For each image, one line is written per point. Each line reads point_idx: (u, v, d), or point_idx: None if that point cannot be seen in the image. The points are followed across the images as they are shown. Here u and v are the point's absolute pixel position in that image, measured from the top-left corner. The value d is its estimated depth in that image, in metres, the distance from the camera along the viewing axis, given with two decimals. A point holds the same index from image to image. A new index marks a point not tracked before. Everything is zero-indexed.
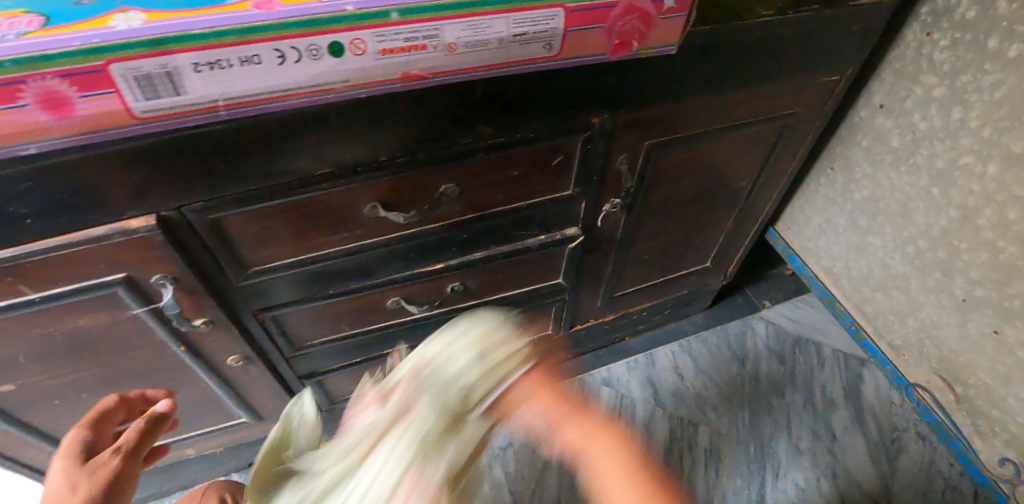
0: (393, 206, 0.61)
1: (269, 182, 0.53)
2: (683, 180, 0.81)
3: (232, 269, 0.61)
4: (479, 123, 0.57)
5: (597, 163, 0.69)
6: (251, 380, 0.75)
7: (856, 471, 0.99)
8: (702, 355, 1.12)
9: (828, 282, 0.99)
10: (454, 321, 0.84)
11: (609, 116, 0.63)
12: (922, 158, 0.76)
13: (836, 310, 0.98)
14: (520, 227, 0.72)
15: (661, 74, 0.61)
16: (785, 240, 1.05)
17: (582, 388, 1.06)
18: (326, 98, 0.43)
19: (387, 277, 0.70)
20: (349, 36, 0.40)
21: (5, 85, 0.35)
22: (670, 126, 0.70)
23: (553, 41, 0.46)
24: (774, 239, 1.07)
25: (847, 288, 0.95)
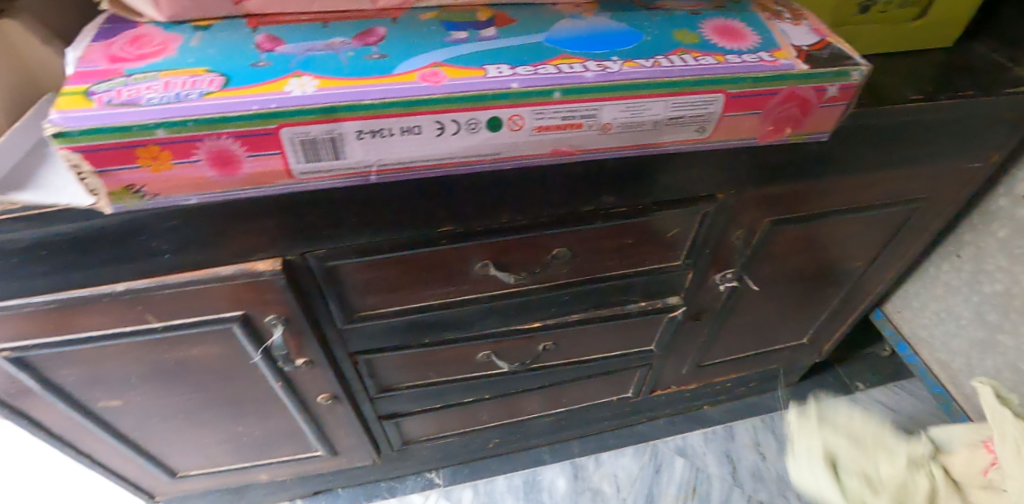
0: (505, 265, 0.60)
1: (392, 237, 0.53)
2: (798, 257, 0.76)
3: (339, 314, 0.61)
4: (605, 194, 0.55)
5: (713, 237, 0.66)
6: (334, 418, 0.75)
7: None
8: (787, 434, 1.04)
9: (943, 378, 0.91)
10: (538, 377, 0.82)
11: (735, 192, 0.60)
12: None
13: (952, 410, 0.92)
14: (622, 293, 0.69)
15: (797, 156, 0.58)
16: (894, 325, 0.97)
17: (655, 456, 1.00)
18: (472, 167, 0.43)
19: (483, 331, 0.69)
20: (510, 112, 0.39)
21: (184, 143, 0.36)
22: (794, 205, 0.66)
23: (707, 124, 0.44)
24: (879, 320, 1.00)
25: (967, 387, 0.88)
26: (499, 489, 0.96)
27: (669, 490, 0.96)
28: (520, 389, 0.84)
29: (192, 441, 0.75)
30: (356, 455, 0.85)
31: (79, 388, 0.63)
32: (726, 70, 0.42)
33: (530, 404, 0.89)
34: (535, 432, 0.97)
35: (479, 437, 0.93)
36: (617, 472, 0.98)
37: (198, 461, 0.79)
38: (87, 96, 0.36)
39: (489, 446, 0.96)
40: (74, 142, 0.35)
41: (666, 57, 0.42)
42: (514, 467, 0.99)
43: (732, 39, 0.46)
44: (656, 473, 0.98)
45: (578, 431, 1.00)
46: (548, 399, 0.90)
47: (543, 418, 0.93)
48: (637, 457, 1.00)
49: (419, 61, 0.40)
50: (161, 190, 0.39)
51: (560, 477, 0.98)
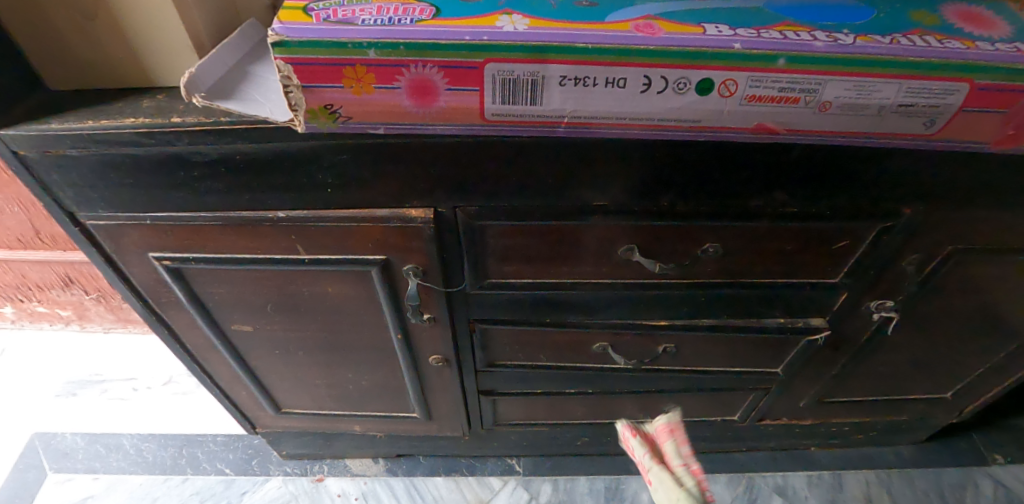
0: (648, 253, 0.57)
1: (543, 202, 0.52)
2: (971, 296, 0.65)
3: (471, 277, 0.60)
4: (778, 189, 0.50)
5: (882, 258, 0.59)
6: (440, 382, 0.76)
7: None
8: (905, 496, 0.92)
9: None
10: (646, 381, 0.77)
11: (925, 209, 0.53)
12: None
13: None
14: (763, 304, 0.64)
15: (1012, 177, 0.50)
16: None
17: (750, 489, 0.93)
18: (662, 133, 0.40)
19: (605, 321, 0.66)
20: (724, 75, 0.36)
21: (390, 67, 0.36)
22: (988, 236, 0.57)
23: (938, 118, 0.39)
24: None
25: None
26: (580, 490, 0.93)
27: None
28: (623, 391, 0.80)
29: (305, 379, 0.78)
30: (449, 424, 0.85)
31: (219, 309, 0.67)
32: (982, 56, 0.36)
33: (630, 408, 0.85)
34: None
35: (568, 432, 0.91)
36: None
37: (305, 399, 0.83)
38: (306, 11, 0.37)
39: (576, 444, 0.93)
40: (291, 53, 0.35)
41: (906, 36, 0.37)
42: (597, 470, 0.95)
43: (980, 24, 0.39)
44: None
45: None
46: (647, 408, 0.85)
47: None
48: (730, 487, 0.93)
49: (631, 13, 0.37)
50: (355, 114, 0.39)
51: (644, 490, 0.93)
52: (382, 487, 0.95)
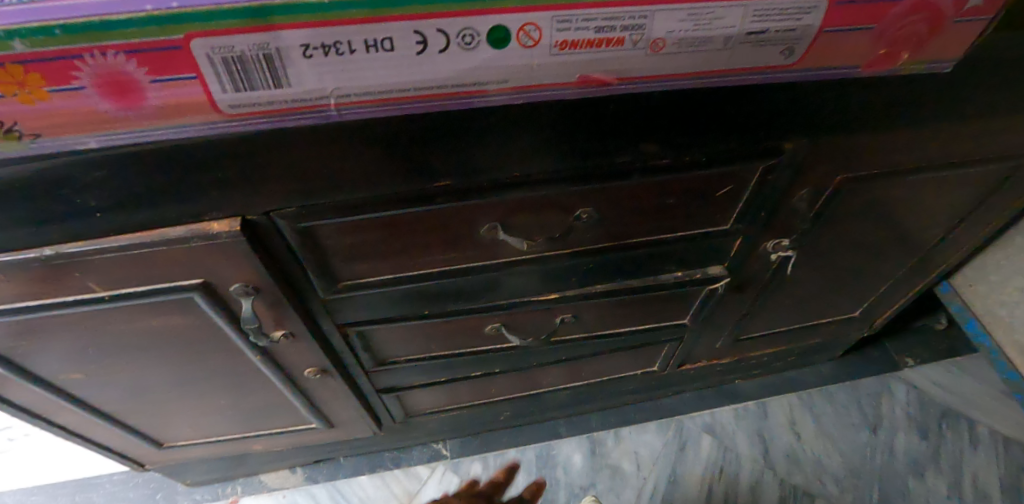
0: (515, 229, 0.50)
1: (375, 192, 0.43)
2: (867, 221, 0.62)
3: (321, 283, 0.51)
4: (643, 140, 0.43)
5: (772, 198, 0.53)
6: (329, 392, 0.68)
7: None
8: (826, 413, 0.94)
9: (1016, 361, 0.78)
10: (554, 352, 0.72)
11: (807, 141, 0.48)
12: None
13: None
14: (656, 262, 0.58)
15: (891, 96, 0.44)
16: (962, 301, 0.82)
17: (680, 432, 0.92)
18: (466, 100, 0.31)
19: (491, 303, 0.59)
20: (520, 20, 0.27)
21: (56, 60, 0.26)
22: (876, 160, 0.53)
23: (798, 44, 0.32)
24: (945, 295, 0.85)
25: None
26: (511, 464, 0.89)
27: (694, 470, 0.88)
28: (533, 364, 0.75)
29: (176, 411, 0.69)
30: (356, 427, 0.79)
31: (32, 359, 0.56)
32: None
33: (547, 378, 0.80)
34: (550, 406, 0.88)
35: (489, 410, 0.86)
36: (638, 448, 0.90)
37: (185, 429, 0.73)
38: None
39: (500, 419, 0.89)
40: None
41: None
42: (527, 440, 0.92)
43: None
44: (681, 451, 0.90)
45: (599, 404, 0.91)
46: (565, 374, 0.80)
47: (560, 392, 0.85)
48: (661, 433, 0.92)
49: None
50: (42, 128, 0.29)
51: (576, 452, 0.90)
52: (303, 497, 0.88)
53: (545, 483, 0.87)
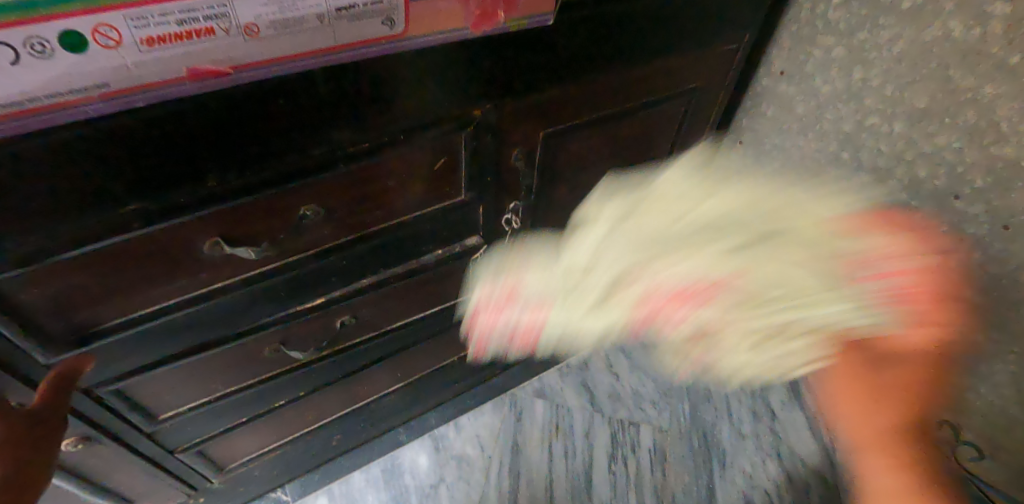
0: (244, 239, 0.50)
1: (54, 233, 0.41)
2: (590, 170, 0.72)
3: (34, 347, 0.47)
4: (330, 128, 0.46)
5: (490, 162, 0.60)
6: (104, 462, 0.62)
7: (798, 445, 0.94)
8: (636, 349, 1.05)
9: None
10: (356, 358, 0.73)
11: (492, 106, 0.54)
12: (828, 122, 0.72)
13: None
14: (411, 245, 0.62)
15: (543, 56, 0.53)
16: None
17: (515, 405, 0.97)
18: (79, 108, 0.35)
19: (257, 323, 0.59)
20: (90, 23, 0.32)
21: None
22: (567, 114, 0.61)
23: (392, 14, 0.41)
24: None
25: None
26: (356, 486, 0.87)
27: (533, 435, 0.93)
28: (341, 377, 0.75)
29: None
30: (160, 494, 0.72)
31: None
32: None
33: (366, 387, 0.80)
34: (382, 416, 0.88)
35: (317, 438, 0.83)
36: (479, 431, 0.93)
37: None
38: None
39: (334, 444, 0.87)
40: None
41: None
42: (370, 458, 0.91)
43: None
44: (518, 421, 0.95)
45: (432, 400, 0.93)
46: (382, 379, 0.81)
47: (385, 399, 0.85)
48: (497, 411, 0.96)
49: None
50: None
51: (421, 454, 0.91)
52: None
53: (395, 494, 0.87)
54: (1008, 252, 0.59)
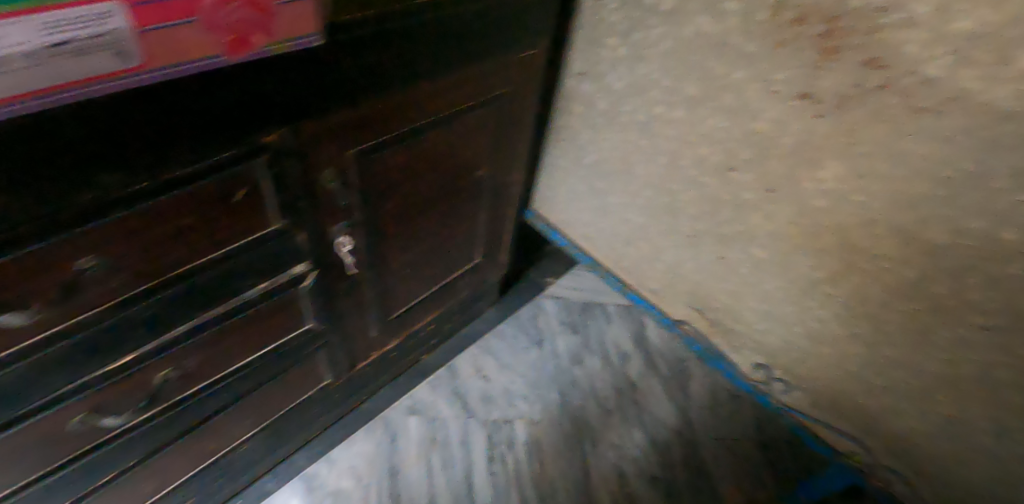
0: (8, 305, 0.45)
1: None
2: (414, 182, 0.74)
3: None
4: (92, 171, 0.43)
5: (300, 187, 0.59)
6: None
7: (657, 410, 1.02)
8: (502, 348, 1.08)
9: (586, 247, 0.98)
10: (192, 413, 0.67)
11: (287, 130, 0.54)
12: (627, 115, 0.79)
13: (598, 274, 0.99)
14: (228, 282, 0.59)
15: (332, 76, 0.53)
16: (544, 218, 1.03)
17: (388, 426, 0.95)
18: None
19: (50, 396, 0.52)
20: None
21: None
22: (374, 130, 0.62)
23: (121, 46, 0.39)
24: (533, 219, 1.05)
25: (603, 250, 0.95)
26: None
27: (410, 452, 0.92)
28: (178, 436, 0.68)
29: None
30: None
31: None
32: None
33: (214, 443, 0.74)
34: (241, 467, 0.82)
35: None
36: (353, 462, 0.90)
37: None
38: None
39: None
40: None
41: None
42: None
43: None
44: (393, 442, 0.93)
45: (297, 439, 0.89)
46: (233, 429, 0.76)
47: (241, 449, 0.80)
48: (371, 436, 0.93)
49: None
50: None
51: (292, 498, 0.86)
52: None
53: None
54: (773, 212, 0.70)
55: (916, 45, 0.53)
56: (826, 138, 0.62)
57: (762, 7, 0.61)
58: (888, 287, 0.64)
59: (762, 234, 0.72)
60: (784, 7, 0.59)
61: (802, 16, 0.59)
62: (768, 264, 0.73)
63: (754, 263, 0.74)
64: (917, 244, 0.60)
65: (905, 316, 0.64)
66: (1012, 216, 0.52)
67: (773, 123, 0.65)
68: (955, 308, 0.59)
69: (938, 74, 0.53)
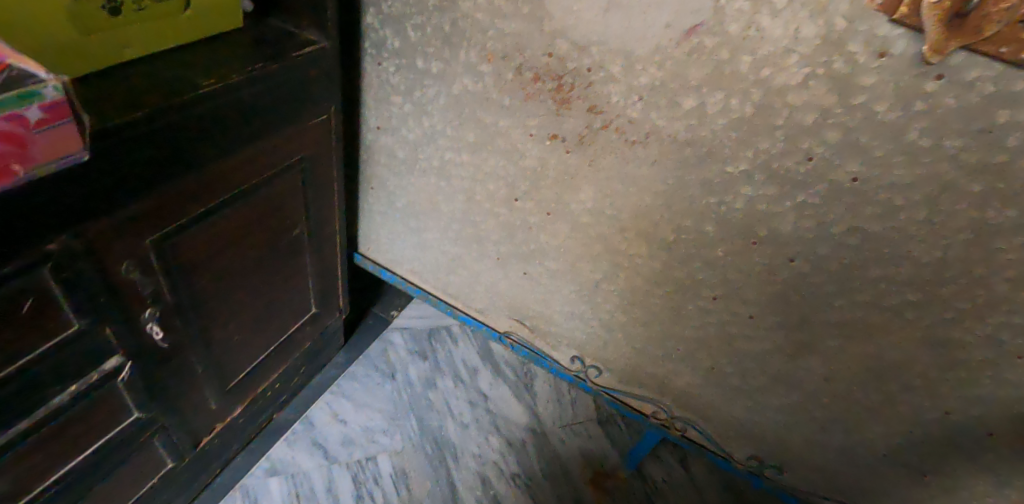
0: None
1: None
2: (224, 254, 0.77)
3: None
4: None
5: (94, 284, 0.61)
6: None
7: (508, 413, 1.14)
8: (356, 389, 1.12)
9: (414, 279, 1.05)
10: None
11: (68, 235, 0.56)
12: (422, 162, 0.89)
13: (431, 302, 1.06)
14: (29, 393, 0.59)
15: (108, 177, 0.56)
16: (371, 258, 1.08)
17: (247, 493, 0.95)
18: None
19: None
20: None
21: None
22: (167, 216, 0.66)
23: None
24: (363, 262, 1.09)
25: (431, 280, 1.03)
26: None
27: None
28: None
29: None
30: None
31: None
32: None
33: None
34: None
35: None
36: None
37: None
38: None
39: None
40: None
41: None
42: None
43: None
44: None
45: None
46: None
47: None
48: None
49: None
50: None
51: None
52: None
53: None
54: (554, 231, 0.83)
55: (617, 95, 0.69)
56: (578, 169, 0.76)
57: (507, 69, 0.74)
58: (645, 278, 0.80)
59: (550, 250, 0.85)
60: (524, 68, 0.73)
61: (537, 75, 0.72)
62: (560, 273, 0.87)
63: (550, 274, 0.88)
64: (655, 242, 0.76)
65: (661, 298, 0.80)
66: (705, 214, 0.71)
67: (537, 160, 0.79)
68: (691, 285, 0.77)
69: (636, 116, 0.69)
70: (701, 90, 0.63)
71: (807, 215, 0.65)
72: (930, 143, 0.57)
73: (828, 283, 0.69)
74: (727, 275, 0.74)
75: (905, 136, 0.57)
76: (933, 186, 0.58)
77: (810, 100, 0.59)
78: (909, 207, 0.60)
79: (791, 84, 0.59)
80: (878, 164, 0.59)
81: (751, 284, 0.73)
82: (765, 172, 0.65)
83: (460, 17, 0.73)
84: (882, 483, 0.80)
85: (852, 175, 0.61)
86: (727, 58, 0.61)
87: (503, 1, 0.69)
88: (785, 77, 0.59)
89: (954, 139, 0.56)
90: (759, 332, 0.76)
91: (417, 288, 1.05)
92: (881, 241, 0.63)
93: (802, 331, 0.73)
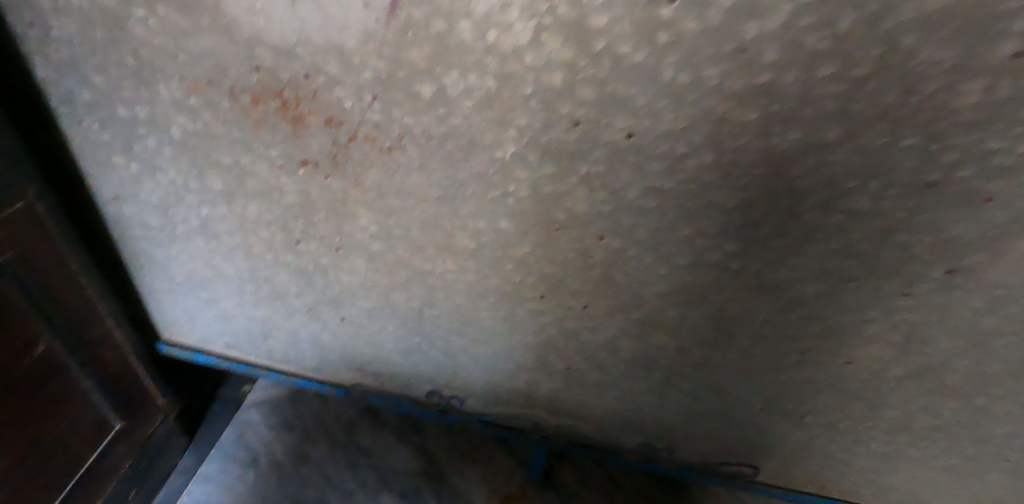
0: None
1: None
2: None
3: None
4: None
5: None
6: None
7: (396, 462, 1.01)
8: (213, 492, 0.96)
9: (235, 354, 0.89)
10: None
11: None
12: (180, 225, 0.73)
13: (261, 374, 0.90)
14: None
15: None
16: (179, 343, 0.91)
17: None
18: None
19: None
20: None
21: None
22: None
23: None
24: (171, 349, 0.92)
25: (252, 350, 0.87)
26: None
27: None
28: None
29: None
30: None
31: None
32: None
33: None
34: None
35: None
36: None
37: None
38: None
39: None
40: None
41: None
42: None
43: None
44: None
45: None
46: None
47: None
48: None
49: None
50: None
51: None
52: None
53: None
54: (352, 267, 0.71)
55: (349, 99, 0.56)
56: (346, 194, 0.64)
57: (220, 96, 0.60)
58: (465, 293, 0.69)
59: (357, 288, 0.73)
60: (237, 90, 0.59)
61: (255, 97, 0.59)
62: (378, 310, 0.74)
63: (369, 312, 0.75)
64: (459, 252, 0.65)
65: (489, 310, 0.70)
66: (494, 211, 0.61)
67: (299, 193, 0.65)
68: (514, 289, 0.67)
69: (379, 118, 0.57)
70: (433, 72, 0.52)
71: (596, 186, 0.56)
72: (690, 78, 0.48)
73: (644, 254, 0.60)
74: (544, 270, 0.64)
75: (661, 76, 0.48)
76: (709, 126, 0.50)
77: (550, 58, 0.49)
78: (695, 153, 0.52)
79: (523, 44, 0.48)
80: (645, 114, 0.50)
81: (570, 273, 0.64)
82: (537, 150, 0.55)
83: (139, 46, 0.58)
84: (768, 435, 0.74)
85: (625, 131, 0.52)
86: (445, 29, 0.49)
87: (175, 17, 0.55)
88: (514, 37, 0.48)
89: (712, 67, 0.46)
90: (599, 320, 0.67)
91: (241, 364, 0.89)
92: (682, 198, 0.55)
93: (638, 309, 0.65)
